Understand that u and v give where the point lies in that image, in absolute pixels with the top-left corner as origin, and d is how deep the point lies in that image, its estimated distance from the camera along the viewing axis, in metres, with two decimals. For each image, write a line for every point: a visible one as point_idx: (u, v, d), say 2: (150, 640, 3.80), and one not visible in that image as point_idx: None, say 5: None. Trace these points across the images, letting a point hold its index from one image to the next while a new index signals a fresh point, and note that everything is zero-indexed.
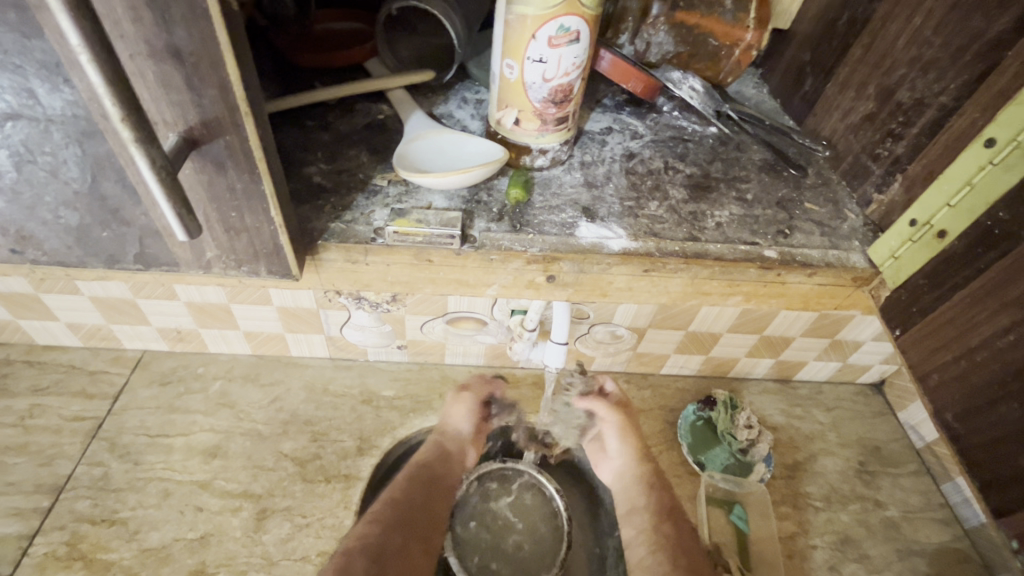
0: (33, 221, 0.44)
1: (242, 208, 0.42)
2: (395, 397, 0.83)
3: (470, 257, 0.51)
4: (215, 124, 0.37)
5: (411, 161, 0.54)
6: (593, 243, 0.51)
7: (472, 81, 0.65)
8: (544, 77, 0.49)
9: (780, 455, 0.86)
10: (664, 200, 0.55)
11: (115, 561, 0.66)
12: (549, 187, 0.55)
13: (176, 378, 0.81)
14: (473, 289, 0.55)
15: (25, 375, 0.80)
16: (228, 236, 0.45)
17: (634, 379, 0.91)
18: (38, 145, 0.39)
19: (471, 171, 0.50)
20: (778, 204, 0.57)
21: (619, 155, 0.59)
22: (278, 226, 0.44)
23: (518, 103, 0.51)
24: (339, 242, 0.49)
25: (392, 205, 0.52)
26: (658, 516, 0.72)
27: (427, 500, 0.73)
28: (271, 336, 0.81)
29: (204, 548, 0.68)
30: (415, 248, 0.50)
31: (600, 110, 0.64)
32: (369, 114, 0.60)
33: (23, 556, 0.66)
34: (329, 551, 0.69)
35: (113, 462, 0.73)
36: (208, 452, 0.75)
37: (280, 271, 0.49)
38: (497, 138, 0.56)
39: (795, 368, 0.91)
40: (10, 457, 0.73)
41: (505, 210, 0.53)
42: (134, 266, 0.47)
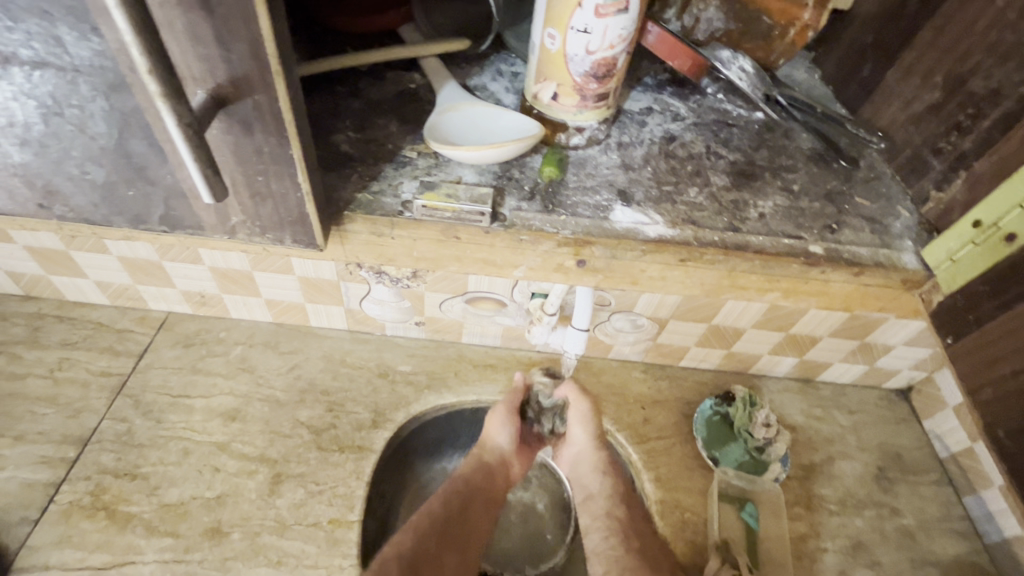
0: (60, 175, 0.44)
1: (268, 172, 0.42)
2: (411, 372, 0.84)
3: (500, 236, 0.49)
4: (244, 83, 0.36)
5: (443, 134, 0.53)
6: (628, 229, 0.49)
7: (508, 53, 0.63)
8: (588, 49, 0.47)
9: (796, 455, 0.84)
10: (704, 186, 0.53)
11: (136, 513, 0.68)
12: (585, 167, 0.53)
13: (199, 341, 0.83)
14: (499, 270, 0.53)
15: (56, 329, 0.82)
16: (253, 202, 0.44)
17: (652, 369, 0.89)
18: (65, 97, 0.39)
19: (505, 146, 0.49)
20: (827, 197, 0.55)
21: (658, 136, 0.57)
22: (304, 192, 0.43)
23: (558, 77, 0.50)
24: (364, 213, 0.49)
25: (421, 177, 0.51)
26: (612, 501, 0.75)
27: (464, 506, 0.74)
28: (291, 306, 0.81)
29: (221, 507, 0.69)
30: (443, 224, 0.49)
31: (641, 88, 0.62)
32: (400, 82, 0.59)
33: (49, 503, 0.68)
34: (340, 519, 0.69)
35: (136, 419, 0.75)
36: (227, 415, 0.77)
37: (304, 240, 0.48)
38: (533, 114, 0.54)
39: (819, 368, 0.89)
40: (41, 407, 0.75)
41: (538, 188, 0.51)
42: (159, 228, 0.47)
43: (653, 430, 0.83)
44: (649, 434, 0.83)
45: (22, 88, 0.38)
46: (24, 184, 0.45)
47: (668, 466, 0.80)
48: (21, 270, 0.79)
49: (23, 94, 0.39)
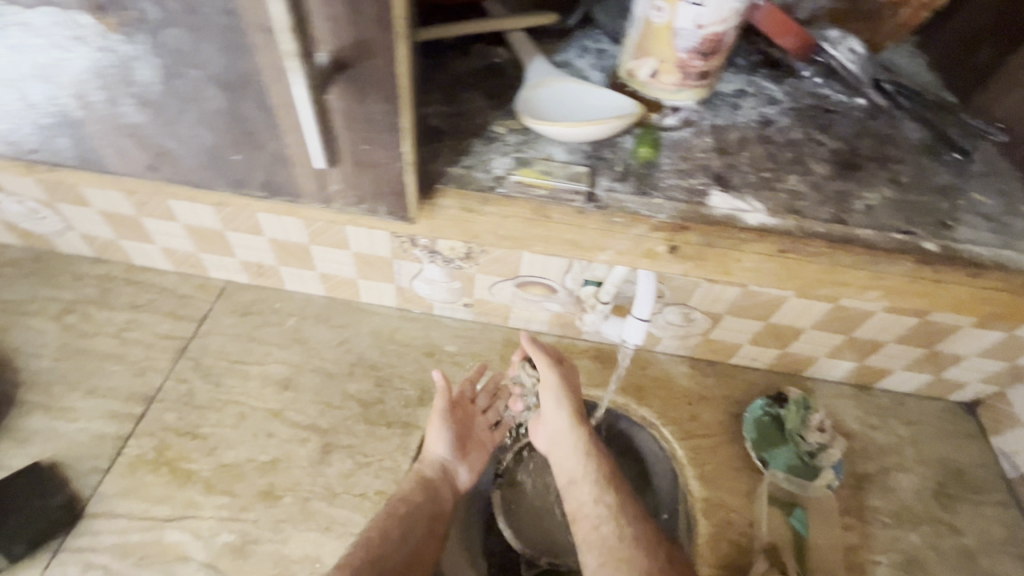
0: (169, 137, 0.44)
1: (375, 140, 0.41)
2: (457, 352, 0.84)
3: (593, 217, 0.48)
4: (368, 47, 0.36)
5: (536, 109, 0.52)
6: (727, 216, 0.48)
7: (593, 29, 0.62)
8: (699, 23, 0.46)
9: (850, 463, 0.81)
10: (805, 174, 0.51)
11: (196, 471, 0.70)
12: (679, 150, 0.52)
13: (255, 311, 0.85)
14: (585, 253, 0.50)
15: (125, 291, 0.86)
16: (355, 170, 0.44)
17: (700, 365, 0.87)
18: (189, 56, 0.38)
19: (609, 121, 0.49)
20: (938, 191, 0.51)
21: (754, 121, 0.54)
22: (406, 162, 0.43)
23: (660, 52, 0.49)
24: (456, 188, 0.48)
25: (512, 154, 0.51)
26: (598, 486, 0.72)
27: (427, 521, 0.69)
28: (344, 281, 0.83)
29: (274, 471, 0.71)
30: (535, 202, 0.48)
31: (733, 70, 0.59)
32: (485, 57, 0.58)
33: (117, 455, 0.71)
34: (386, 492, 0.71)
35: (197, 381, 0.78)
36: (281, 383, 0.79)
37: (397, 213, 0.48)
38: (625, 92, 0.54)
39: (879, 375, 0.85)
40: (110, 364, 0.79)
41: (630, 169, 0.50)
42: (258, 192, 0.48)
43: (699, 427, 0.82)
44: (695, 430, 0.81)
45: (146, 46, 0.38)
46: (137, 144, 0.46)
47: (714, 464, 0.79)
48: (93, 233, 0.83)
49: (147, 52, 0.38)
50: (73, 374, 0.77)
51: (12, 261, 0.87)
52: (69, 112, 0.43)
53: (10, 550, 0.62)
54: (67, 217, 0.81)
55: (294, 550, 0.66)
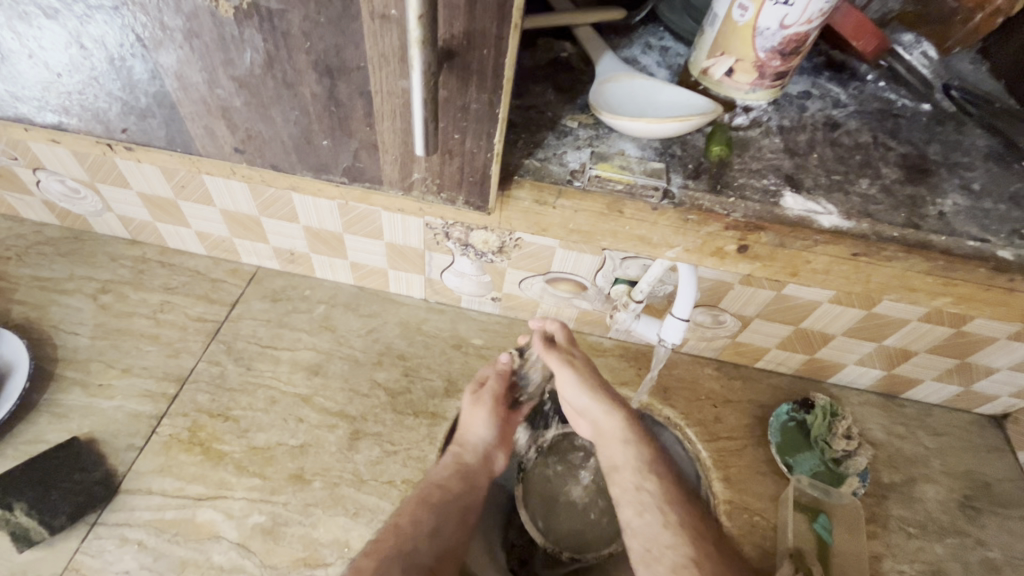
0: (263, 120, 0.43)
1: (466, 130, 0.41)
2: (483, 346, 0.85)
3: (666, 214, 0.48)
4: (477, 37, 0.35)
5: (606, 105, 0.52)
6: (801, 216, 0.48)
7: (658, 25, 0.61)
8: (783, 23, 0.45)
9: (876, 472, 0.80)
10: (876, 178, 0.51)
11: (229, 452, 0.71)
12: (749, 149, 0.52)
13: (286, 297, 0.86)
14: (651, 249, 0.52)
15: (158, 273, 0.87)
16: (440, 159, 0.44)
17: (725, 368, 0.87)
18: (299, 41, 0.37)
19: (686, 120, 0.48)
20: (1011, 200, 0.51)
21: (821, 122, 0.54)
22: (494, 153, 0.42)
23: (740, 52, 0.49)
24: (533, 179, 0.48)
25: (586, 147, 0.51)
26: (639, 472, 0.69)
27: (460, 508, 0.70)
28: (374, 270, 0.84)
29: (304, 456, 0.72)
30: (611, 196, 0.48)
31: (797, 71, 0.58)
32: (551, 50, 0.58)
33: (152, 433, 0.72)
34: (414, 481, 0.72)
35: (228, 364, 0.79)
36: (310, 369, 0.80)
37: (478, 204, 0.47)
38: (697, 89, 0.54)
39: (907, 385, 0.84)
40: (145, 344, 0.80)
41: (704, 167, 0.50)
42: (340, 179, 0.47)
43: (724, 430, 0.82)
44: (720, 433, 0.81)
45: (257, 26, 0.36)
46: (226, 127, 0.45)
47: (739, 467, 0.79)
48: (131, 215, 0.84)
49: (255, 31, 0.37)
50: (109, 353, 0.78)
51: (48, 240, 0.88)
52: (133, 104, 0.44)
53: (51, 523, 0.64)
54: (106, 198, 0.82)
55: (323, 534, 0.67)
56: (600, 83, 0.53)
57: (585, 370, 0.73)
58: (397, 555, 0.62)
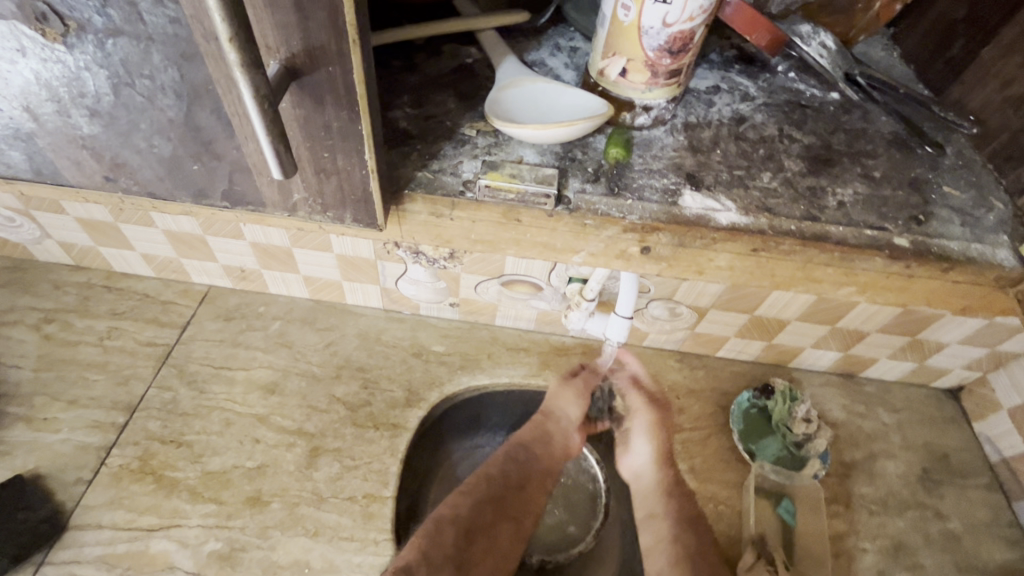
0: (126, 147, 0.43)
1: (335, 148, 0.40)
2: (445, 352, 0.84)
3: (562, 220, 0.48)
4: (320, 53, 0.35)
5: (503, 111, 0.52)
6: (698, 215, 0.48)
7: (567, 26, 0.62)
8: (665, 21, 0.45)
9: (837, 452, 0.82)
10: (778, 171, 0.51)
11: (182, 480, 0.69)
12: (650, 148, 0.52)
13: (239, 315, 0.84)
14: (558, 256, 0.51)
15: (105, 299, 0.84)
16: (317, 178, 0.43)
17: (687, 359, 0.88)
18: (136, 66, 0.37)
19: (576, 124, 0.48)
20: (912, 185, 0.52)
21: (727, 117, 0.55)
22: (368, 169, 0.42)
23: (629, 52, 0.48)
24: (425, 193, 0.48)
25: (481, 156, 0.50)
26: (678, 524, 0.73)
27: (522, 475, 0.78)
28: (329, 283, 0.82)
29: (261, 477, 0.70)
30: (505, 205, 0.47)
31: (707, 65, 0.60)
32: (456, 57, 0.58)
33: (101, 465, 0.70)
34: (375, 494, 0.70)
35: (180, 388, 0.77)
36: (266, 388, 0.78)
37: (366, 219, 0.46)
38: (597, 91, 0.53)
39: (864, 364, 0.85)
40: (91, 373, 0.77)
41: (602, 170, 0.50)
42: (221, 204, 0.46)
43: (688, 421, 0.82)
44: (683, 424, 0.81)
45: (94, 57, 0.36)
46: (91, 156, 0.44)
47: (702, 457, 0.79)
48: (71, 240, 0.82)
49: (95, 63, 0.37)
50: (54, 385, 0.76)
51: None
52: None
53: None
54: (43, 226, 0.79)
55: (283, 556, 0.66)
56: (499, 88, 0.54)
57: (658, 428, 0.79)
58: (457, 528, 0.72)
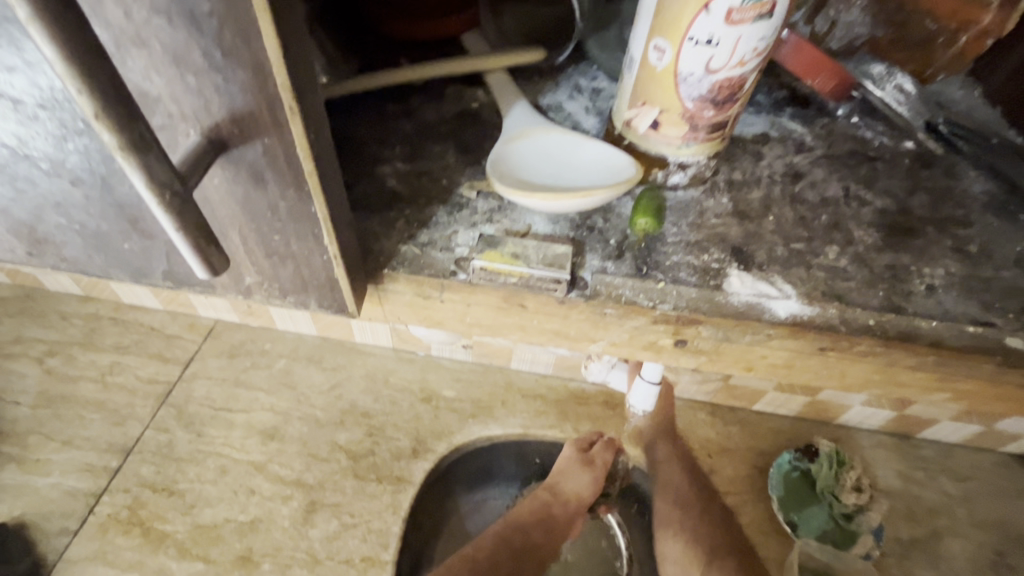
0: (48, 224, 0.42)
1: (286, 231, 0.37)
2: (455, 398, 0.79)
3: (577, 307, 0.43)
4: (250, 121, 0.31)
5: (506, 169, 0.47)
6: (748, 304, 0.42)
7: (589, 64, 0.58)
8: (709, 67, 0.41)
9: (891, 527, 0.72)
10: (846, 245, 0.46)
11: (171, 534, 0.65)
12: (688, 215, 0.47)
13: (243, 352, 0.81)
14: (571, 342, 0.47)
15: (110, 331, 0.82)
16: (272, 263, 0.40)
17: (720, 413, 0.80)
18: (30, 137, 0.36)
19: (594, 194, 0.43)
20: (1018, 262, 0.46)
21: (780, 173, 0.51)
22: (331, 255, 0.39)
23: (664, 102, 0.44)
24: (408, 272, 0.43)
25: (479, 226, 0.46)
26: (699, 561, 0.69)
27: (515, 563, 0.72)
28: (337, 321, 0.79)
29: (254, 533, 0.66)
30: (505, 290, 0.43)
31: (754, 109, 0.56)
32: (460, 100, 0.54)
33: (89, 514, 0.67)
34: (374, 558, 0.65)
35: (178, 431, 0.73)
36: (266, 433, 0.74)
37: (333, 306, 0.44)
38: (621, 143, 0.49)
39: (922, 425, 0.76)
40: (89, 412, 0.74)
41: (627, 244, 0.45)
42: (163, 283, 0.46)
43: (719, 484, 0.74)
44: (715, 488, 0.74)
45: None
46: (16, 233, 0.44)
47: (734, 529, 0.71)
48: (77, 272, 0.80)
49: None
50: (50, 423, 0.73)
51: None
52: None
53: None
54: None
55: None
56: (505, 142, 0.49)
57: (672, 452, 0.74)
58: None
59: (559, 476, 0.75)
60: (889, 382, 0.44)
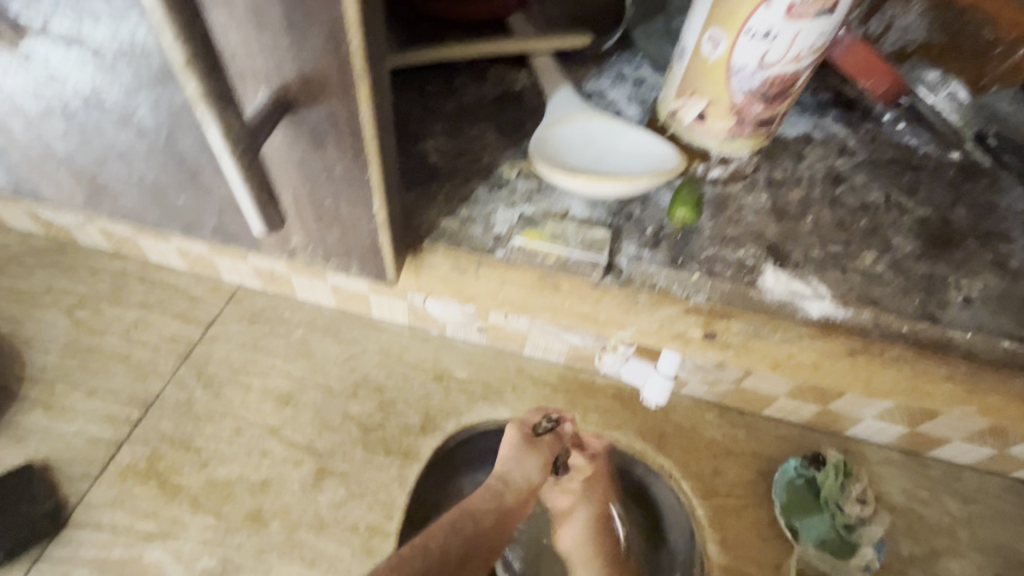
0: (109, 172, 0.46)
1: (339, 195, 0.40)
2: (466, 380, 0.80)
3: (609, 292, 0.44)
4: (319, 82, 0.33)
5: (549, 152, 0.48)
6: (782, 302, 0.43)
7: (633, 53, 0.57)
8: (764, 62, 0.42)
9: (892, 542, 0.72)
10: (885, 251, 0.46)
11: (186, 487, 0.67)
12: (724, 210, 0.47)
13: (263, 319, 0.83)
14: (599, 327, 0.47)
15: (137, 289, 0.84)
16: (320, 226, 0.43)
17: (728, 415, 0.80)
18: (107, 86, 0.39)
19: (639, 180, 0.45)
20: None
21: (821, 175, 0.50)
22: (378, 224, 0.41)
23: (715, 93, 0.46)
24: (447, 245, 0.45)
25: (518, 206, 0.46)
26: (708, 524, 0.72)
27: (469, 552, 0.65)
28: (356, 295, 0.80)
29: (264, 494, 0.68)
30: (541, 270, 0.44)
31: (799, 110, 0.55)
32: (502, 83, 0.54)
33: (110, 461, 0.69)
34: (378, 528, 0.67)
35: (197, 389, 0.75)
36: (281, 398, 0.76)
37: (374, 272, 0.46)
38: (665, 134, 0.51)
39: (933, 443, 0.76)
40: (113, 364, 0.77)
41: (664, 235, 0.45)
42: (211, 237, 0.48)
43: (723, 485, 0.74)
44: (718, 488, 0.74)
45: (71, 79, 0.40)
46: (77, 179, 0.48)
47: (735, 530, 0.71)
48: (110, 228, 0.82)
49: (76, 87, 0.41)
50: (77, 372, 0.76)
51: (33, 250, 0.86)
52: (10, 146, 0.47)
53: None
54: None
55: None
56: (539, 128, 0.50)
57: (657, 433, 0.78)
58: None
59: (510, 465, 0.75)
60: (914, 388, 0.44)
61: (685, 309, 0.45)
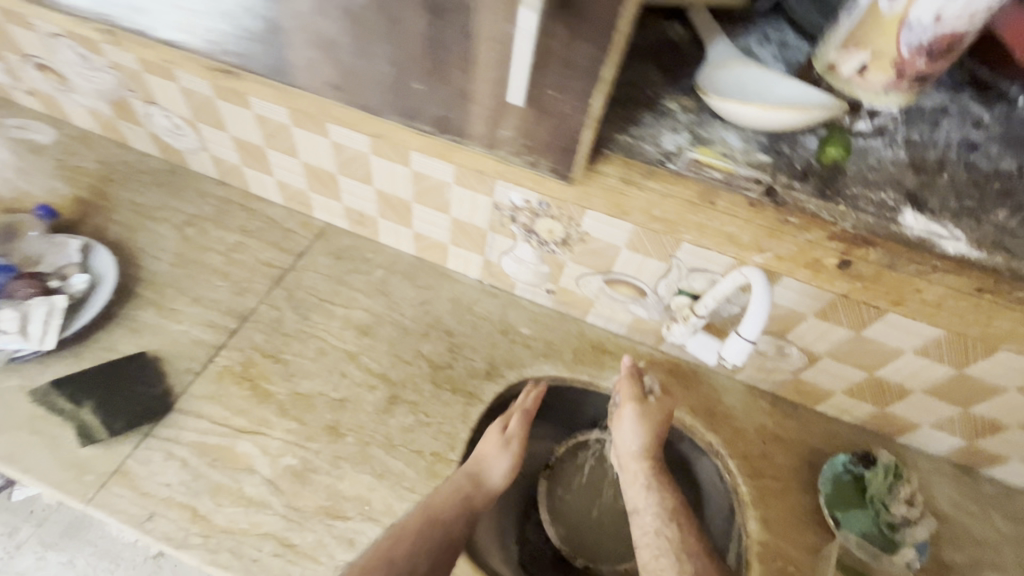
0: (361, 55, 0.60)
1: (566, 79, 0.53)
2: (531, 336, 0.84)
3: (763, 211, 0.59)
4: None
5: (717, 85, 0.63)
6: (921, 236, 0.57)
7: (778, 22, 0.72)
8: (938, 18, 0.54)
9: (935, 548, 0.73)
10: (1011, 208, 0.60)
11: (275, 393, 0.74)
12: (867, 158, 0.63)
13: (349, 256, 0.89)
14: (743, 249, 0.60)
15: (238, 215, 0.91)
16: (537, 119, 0.58)
17: (780, 406, 0.81)
18: None
19: (812, 111, 0.58)
20: None
21: (956, 142, 0.64)
22: (587, 122, 0.56)
23: (883, 44, 0.58)
24: (622, 156, 0.63)
25: (689, 131, 0.64)
26: (663, 519, 0.70)
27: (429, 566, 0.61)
28: (437, 244, 0.85)
29: (342, 410, 0.74)
30: (708, 182, 0.61)
31: (939, 88, 0.69)
32: (662, 33, 0.72)
33: (209, 361, 0.76)
34: (441, 455, 0.72)
35: (287, 310, 0.82)
36: (361, 329, 0.82)
37: (560, 169, 0.63)
38: (825, 83, 0.64)
39: (990, 460, 0.75)
40: (215, 278, 0.84)
41: (811, 170, 0.61)
42: (433, 131, 0.66)
43: (770, 469, 0.76)
44: (765, 471, 0.76)
45: None
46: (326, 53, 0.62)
47: (778, 510, 0.73)
48: (221, 155, 0.89)
49: None
50: (184, 281, 0.83)
51: (150, 170, 0.95)
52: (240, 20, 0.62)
53: (112, 425, 0.69)
54: (204, 138, 0.87)
55: (347, 488, 0.68)
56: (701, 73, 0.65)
57: (649, 420, 0.76)
58: None
59: (481, 457, 0.72)
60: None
61: (826, 235, 0.58)
